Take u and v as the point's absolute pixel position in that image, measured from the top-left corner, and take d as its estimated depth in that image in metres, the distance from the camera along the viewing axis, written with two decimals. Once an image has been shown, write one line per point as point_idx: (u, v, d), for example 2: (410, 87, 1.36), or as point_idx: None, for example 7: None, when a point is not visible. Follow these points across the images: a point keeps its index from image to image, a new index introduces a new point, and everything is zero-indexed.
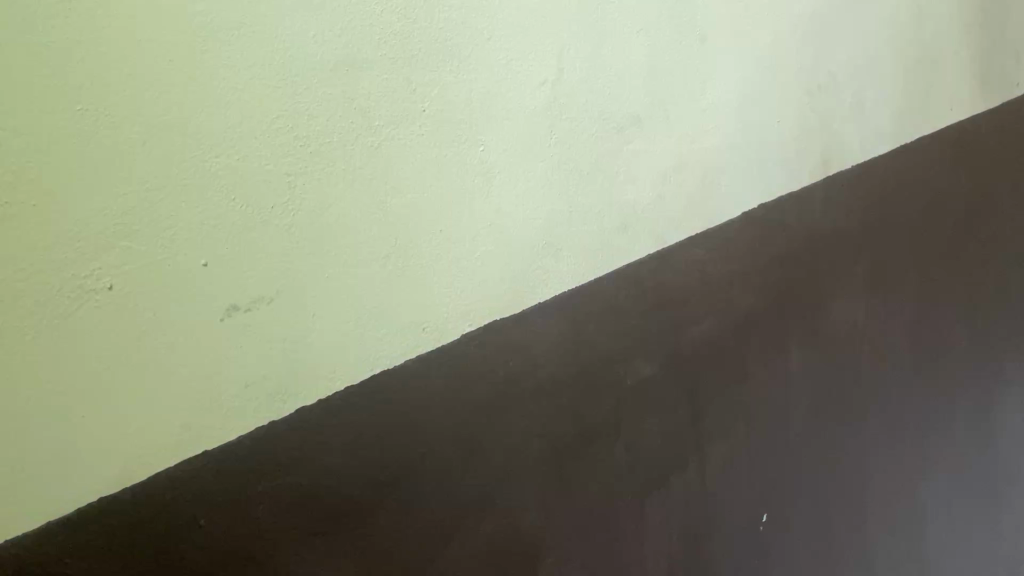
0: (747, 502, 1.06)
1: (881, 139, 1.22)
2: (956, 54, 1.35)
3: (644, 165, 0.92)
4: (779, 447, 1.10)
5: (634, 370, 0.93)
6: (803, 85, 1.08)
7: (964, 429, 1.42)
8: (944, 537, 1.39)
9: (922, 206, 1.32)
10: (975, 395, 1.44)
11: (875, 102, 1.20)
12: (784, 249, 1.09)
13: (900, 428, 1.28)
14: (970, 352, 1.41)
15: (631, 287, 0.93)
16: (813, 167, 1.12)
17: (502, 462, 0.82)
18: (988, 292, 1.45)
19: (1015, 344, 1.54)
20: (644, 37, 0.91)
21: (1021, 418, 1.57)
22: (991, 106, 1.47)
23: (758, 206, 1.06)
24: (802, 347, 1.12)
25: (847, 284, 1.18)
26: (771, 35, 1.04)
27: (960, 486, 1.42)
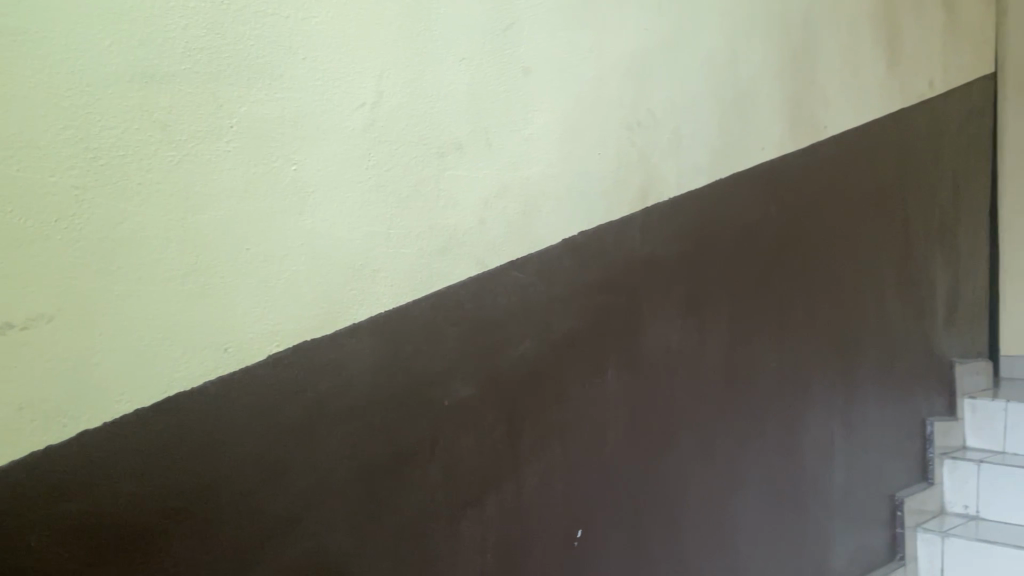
0: (567, 519, 1.09)
1: (698, 174, 1.31)
2: (770, 98, 1.46)
3: (465, 190, 0.94)
4: (595, 463, 1.13)
5: (451, 391, 0.95)
6: (623, 120, 1.16)
7: (775, 446, 1.50)
8: (758, 551, 1.46)
9: (736, 237, 1.41)
10: (787, 415, 1.54)
11: (692, 138, 1.28)
12: (600, 274, 1.14)
13: (712, 446, 1.35)
14: (777, 374, 1.51)
15: (450, 310, 0.94)
16: (633, 197, 1.18)
17: (307, 485, 0.81)
18: (797, 319, 1.57)
19: (823, 367, 1.65)
20: (465, 66, 0.94)
21: (829, 436, 1.67)
22: (805, 147, 1.60)
23: (580, 233, 1.10)
24: (620, 369, 1.17)
25: (662, 308, 1.25)
26: (593, 74, 1.10)
27: (770, 500, 1.49)
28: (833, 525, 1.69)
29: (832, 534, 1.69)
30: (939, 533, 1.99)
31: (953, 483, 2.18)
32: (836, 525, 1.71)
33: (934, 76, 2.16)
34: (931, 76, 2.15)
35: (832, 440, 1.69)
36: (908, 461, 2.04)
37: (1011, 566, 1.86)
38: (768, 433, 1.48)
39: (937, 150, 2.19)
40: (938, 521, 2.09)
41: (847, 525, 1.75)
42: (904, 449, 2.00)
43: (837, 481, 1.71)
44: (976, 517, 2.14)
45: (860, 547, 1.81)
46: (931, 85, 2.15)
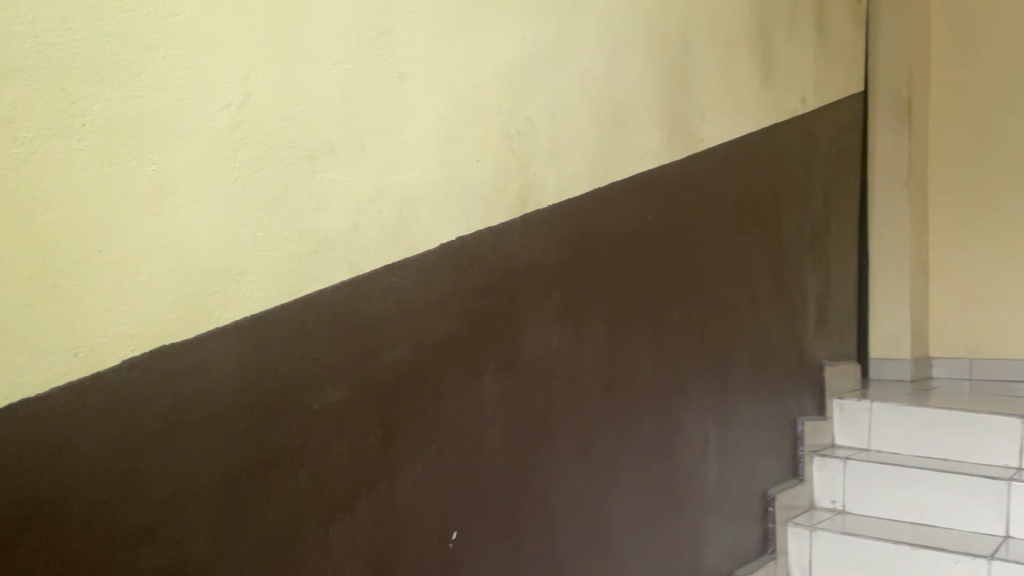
0: (442, 521, 1.09)
1: (577, 180, 1.34)
2: (647, 110, 1.52)
3: (338, 193, 0.94)
4: (471, 465, 1.14)
5: (322, 396, 0.94)
6: (502, 128, 1.18)
7: (650, 446, 1.56)
8: (634, 549, 1.51)
9: (614, 243, 1.46)
10: (661, 416, 1.60)
11: (571, 146, 1.32)
12: (479, 278, 1.15)
13: (588, 446, 1.39)
14: (652, 377, 1.57)
15: (322, 314, 0.93)
16: (512, 203, 1.21)
17: (165, 493, 0.79)
18: (672, 324, 1.65)
19: (695, 368, 1.73)
20: (338, 70, 0.93)
21: (701, 434, 1.75)
22: (682, 158, 1.67)
23: (458, 239, 1.11)
24: (497, 373, 1.19)
25: (540, 313, 1.28)
26: (471, 81, 1.12)
27: (646, 497, 1.55)
28: (707, 522, 1.77)
29: (705, 528, 1.76)
30: (808, 527, 2.10)
31: (821, 480, 2.30)
32: (710, 521, 1.78)
33: (805, 94, 2.29)
34: (803, 94, 2.27)
35: (705, 438, 1.77)
36: (778, 458, 2.15)
37: (877, 555, 1.98)
38: (643, 433, 1.54)
39: (807, 163, 2.33)
40: (807, 515, 2.20)
41: (720, 521, 1.82)
42: (773, 448, 2.11)
43: (710, 479, 1.78)
44: (842, 511, 2.26)
45: (733, 542, 1.89)
46: (803, 102, 2.27)
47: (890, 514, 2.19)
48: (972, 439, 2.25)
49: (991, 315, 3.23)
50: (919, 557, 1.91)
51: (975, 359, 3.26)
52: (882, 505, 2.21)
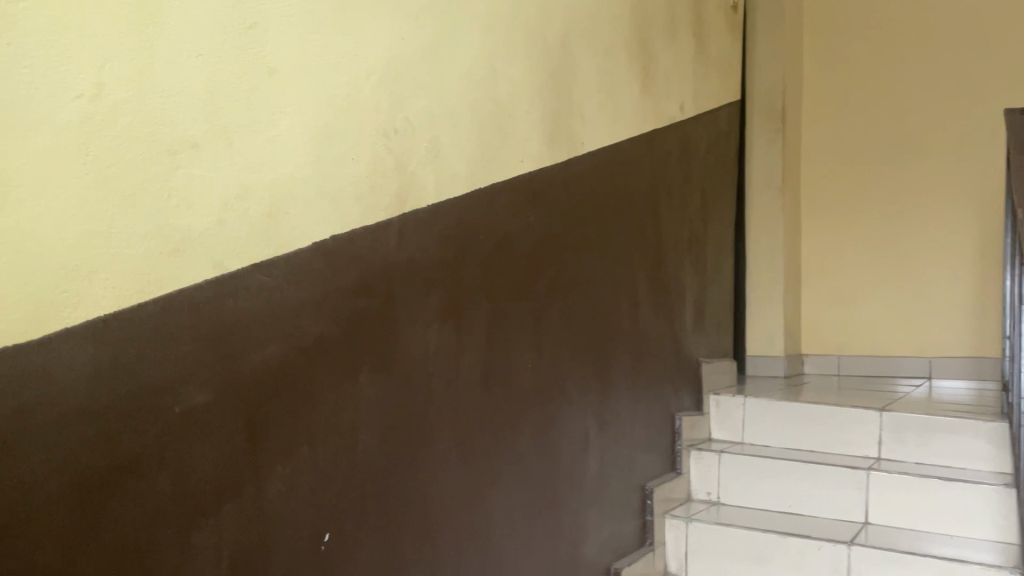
0: (314, 523, 1.08)
1: (457, 181, 1.35)
2: (527, 113, 1.55)
3: (200, 189, 0.92)
4: (344, 466, 1.13)
5: (183, 398, 0.91)
6: (379, 127, 1.17)
7: (530, 443, 1.59)
8: (513, 544, 1.53)
9: (494, 243, 1.48)
10: (542, 414, 1.63)
11: (450, 147, 1.33)
12: (355, 277, 1.14)
13: (468, 444, 1.40)
14: (533, 375, 1.60)
15: (183, 313, 0.91)
16: (390, 203, 1.20)
17: (7, 502, 0.75)
18: (552, 324, 1.68)
19: (576, 367, 1.77)
20: (202, 62, 0.91)
21: (581, 431, 1.79)
22: (563, 161, 1.70)
23: (332, 237, 1.10)
24: (373, 373, 1.18)
25: (418, 313, 1.28)
26: (346, 78, 1.11)
27: (525, 493, 1.57)
28: (587, 515, 1.81)
29: (584, 523, 1.80)
30: (684, 518, 2.17)
31: (698, 473, 2.39)
32: (590, 515, 1.82)
33: (684, 102, 2.38)
34: (682, 101, 2.36)
35: (585, 435, 1.81)
36: (656, 452, 2.23)
37: (747, 544, 2.07)
38: (524, 431, 1.57)
39: (685, 167, 2.42)
40: (684, 507, 2.28)
41: (600, 514, 1.87)
42: (651, 442, 2.19)
43: (590, 474, 1.83)
44: (717, 502, 2.35)
45: (613, 534, 1.94)
46: (681, 108, 2.36)
47: (761, 504, 2.30)
48: (835, 431, 2.39)
49: (856, 314, 3.44)
50: (786, 544, 2.01)
51: (843, 355, 3.46)
52: (754, 496, 2.31)
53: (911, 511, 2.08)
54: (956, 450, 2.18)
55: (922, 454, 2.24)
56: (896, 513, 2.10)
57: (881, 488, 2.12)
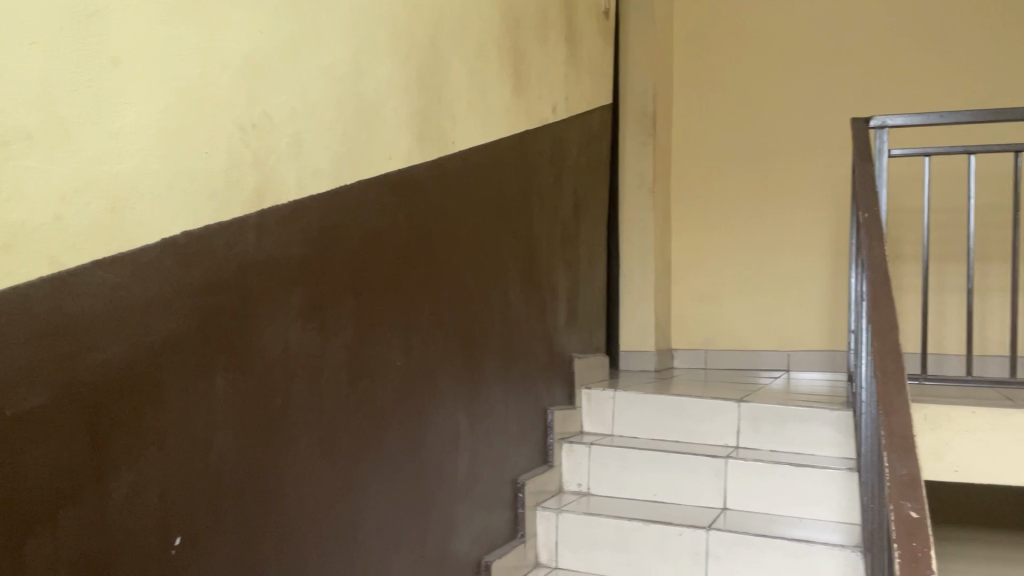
0: (163, 528, 1.05)
1: (321, 178, 1.34)
2: (395, 111, 1.55)
3: (34, 182, 0.87)
4: (197, 468, 1.10)
5: (18, 401, 0.87)
6: (235, 121, 1.15)
7: (397, 441, 1.59)
8: (380, 542, 1.53)
9: (359, 241, 1.47)
10: (409, 412, 1.63)
11: (312, 142, 1.31)
12: (208, 275, 1.12)
13: (331, 443, 1.39)
14: (401, 373, 1.61)
15: (18, 312, 0.86)
16: (247, 199, 1.18)
17: None
18: (422, 322, 1.69)
19: (446, 364, 1.79)
20: (36, 50, 0.87)
21: (450, 428, 1.80)
22: (432, 160, 1.71)
23: (181, 234, 1.07)
24: (228, 373, 1.16)
25: (278, 311, 1.26)
26: (198, 69, 1.08)
27: (391, 492, 1.57)
28: (458, 511, 1.83)
29: (453, 520, 1.81)
30: (554, 510, 2.22)
31: (569, 465, 2.45)
32: (460, 510, 1.85)
33: (556, 103, 2.44)
34: (554, 103, 2.42)
35: (455, 433, 1.83)
36: (527, 446, 2.27)
37: (614, 532, 2.14)
38: (392, 430, 1.57)
39: (557, 167, 2.48)
40: (555, 499, 2.34)
41: (471, 509, 1.90)
42: (523, 437, 2.23)
43: (461, 469, 1.85)
44: (587, 492, 2.42)
45: (484, 528, 1.97)
46: (553, 110, 2.41)
47: (628, 493, 2.38)
48: (698, 422, 2.50)
49: (721, 310, 3.61)
50: (650, 531, 2.09)
51: (709, 349, 3.63)
52: (621, 486, 2.39)
53: (765, 496, 2.20)
54: (805, 438, 2.33)
55: (775, 442, 2.37)
56: (751, 498, 2.22)
57: (738, 475, 2.23)
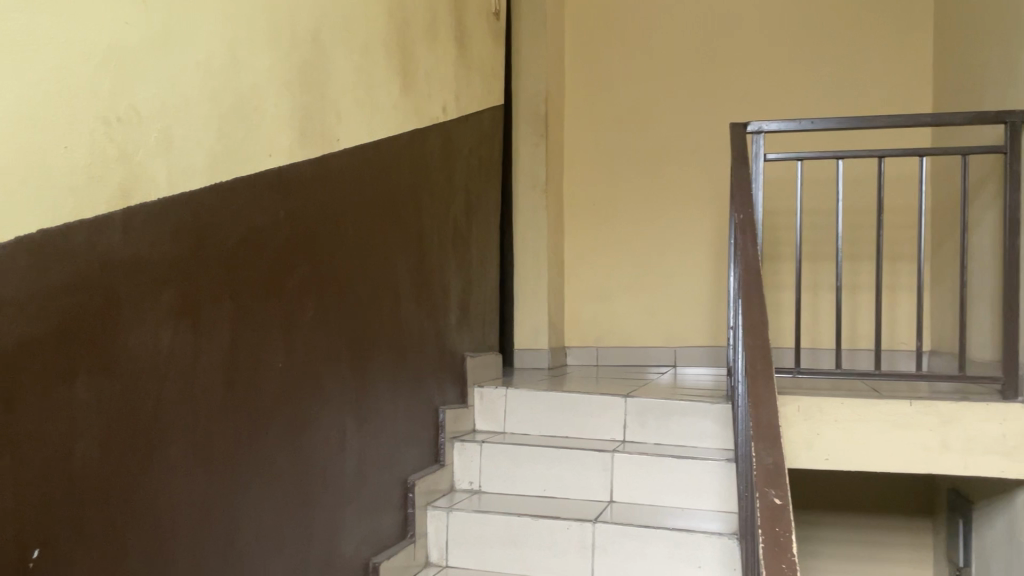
0: (19, 538, 0.99)
1: (194, 175, 1.31)
2: (276, 108, 1.53)
3: None
4: (57, 476, 1.05)
5: None
6: (98, 114, 1.10)
7: (278, 443, 1.56)
8: (259, 547, 1.50)
9: (236, 239, 1.44)
10: (291, 413, 1.60)
11: (185, 138, 1.28)
12: (69, 274, 1.07)
13: (206, 447, 1.35)
14: (282, 374, 1.58)
15: None
16: (112, 196, 1.13)
17: None
18: (304, 321, 1.66)
19: (330, 365, 1.76)
20: None
21: (335, 429, 1.78)
22: (316, 157, 1.69)
23: (39, 232, 1.02)
24: (90, 375, 1.11)
25: (147, 312, 1.22)
26: (56, 60, 1.03)
27: (271, 495, 1.54)
28: (343, 514, 1.81)
29: (338, 523, 1.78)
30: (445, 509, 2.22)
31: (460, 464, 2.46)
32: (347, 512, 1.83)
33: (446, 102, 2.44)
34: (444, 103, 2.42)
35: (341, 434, 1.81)
36: (418, 445, 2.27)
37: (503, 529, 2.16)
38: (272, 432, 1.54)
39: (448, 166, 2.48)
40: (446, 498, 2.34)
41: (357, 511, 1.88)
42: (412, 436, 2.23)
43: (347, 471, 1.83)
44: (478, 490, 2.43)
45: (371, 530, 1.95)
46: (443, 110, 2.42)
47: (518, 489, 2.40)
48: (587, 418, 2.55)
49: (612, 308, 3.70)
50: (538, 526, 2.12)
51: (601, 347, 3.71)
52: (511, 483, 2.41)
53: (650, 488, 2.27)
54: (688, 431, 2.42)
55: (660, 436, 2.45)
56: (637, 490, 2.29)
57: (624, 468, 2.30)
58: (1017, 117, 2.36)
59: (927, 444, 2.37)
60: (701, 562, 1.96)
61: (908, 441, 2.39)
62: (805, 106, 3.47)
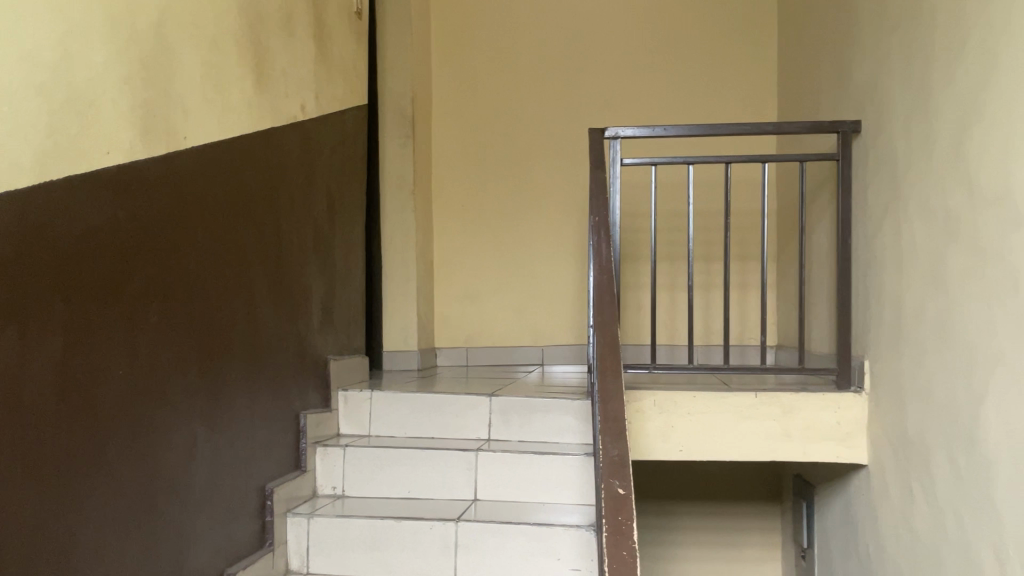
0: None
1: (21, 173, 1.23)
2: (114, 103, 1.46)
3: None
4: None
5: None
6: None
7: (119, 453, 1.49)
8: (99, 562, 1.43)
9: (70, 240, 1.37)
10: (134, 421, 1.54)
11: (11, 134, 1.20)
12: None
13: (37, 460, 1.28)
14: (125, 381, 1.51)
15: None
16: None
17: None
18: (148, 325, 1.60)
19: (178, 371, 1.70)
20: None
21: (183, 436, 1.72)
22: (159, 154, 1.63)
23: None
24: None
25: None
26: None
27: (112, 507, 1.47)
28: (193, 524, 1.75)
29: (187, 534, 1.73)
30: (306, 515, 2.18)
31: (322, 469, 2.41)
32: (197, 523, 1.77)
33: (305, 100, 2.41)
34: (302, 101, 2.38)
35: (190, 442, 1.75)
36: (276, 451, 2.22)
37: (366, 532, 2.14)
38: (112, 442, 1.47)
39: (308, 166, 2.44)
40: (308, 503, 2.29)
41: (209, 520, 1.82)
42: (270, 442, 2.17)
43: (198, 480, 1.77)
44: (342, 495, 2.39)
45: (225, 540, 1.89)
46: (302, 108, 2.38)
47: (382, 492, 2.38)
48: (453, 417, 2.56)
49: (481, 309, 3.74)
50: (400, 528, 2.12)
51: (470, 347, 3.73)
52: (375, 486, 2.38)
53: (513, 484, 2.31)
54: (550, 427, 2.48)
55: (524, 433, 2.50)
56: (499, 488, 2.32)
57: (487, 466, 2.32)
58: (847, 127, 2.56)
59: (772, 432, 2.52)
60: (560, 554, 2.02)
61: (754, 430, 2.54)
62: (662, 113, 3.62)
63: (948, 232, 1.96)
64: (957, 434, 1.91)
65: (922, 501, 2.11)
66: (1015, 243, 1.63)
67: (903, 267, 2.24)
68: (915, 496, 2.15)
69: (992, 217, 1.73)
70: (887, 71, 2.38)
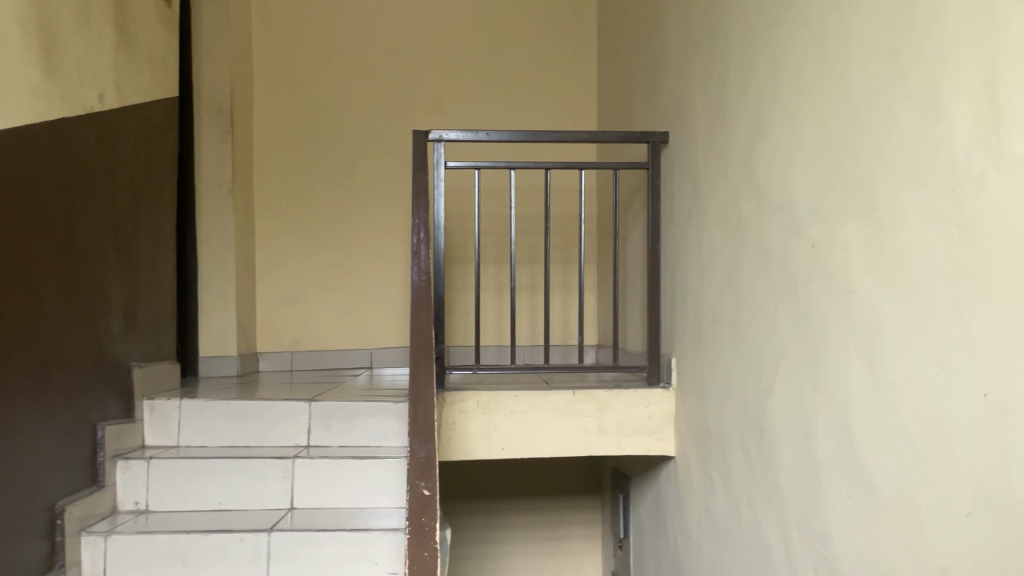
0: None
1: None
2: None
3: None
4: None
5: None
6: None
7: None
8: None
9: None
10: None
11: None
12: None
13: None
14: None
15: None
16: None
17: None
18: None
19: None
20: None
21: None
22: None
23: None
24: None
25: None
26: None
27: None
28: None
29: None
30: (102, 534, 2.03)
31: (123, 483, 2.26)
32: None
33: (105, 91, 2.26)
34: (101, 90, 2.23)
35: None
36: (68, 468, 2.05)
37: (170, 548, 2.02)
38: None
39: (108, 160, 2.29)
40: (106, 521, 2.14)
41: None
42: (60, 457, 2.01)
43: None
44: (145, 510, 2.25)
45: (6, 565, 1.73)
46: (101, 99, 2.23)
47: (189, 505, 2.26)
48: (269, 424, 2.48)
49: (305, 312, 3.64)
50: (208, 542, 2.02)
51: (294, 351, 3.63)
52: (183, 499, 2.26)
53: (331, 490, 2.26)
54: (371, 431, 2.45)
55: (344, 438, 2.45)
56: (317, 495, 2.26)
57: (304, 473, 2.26)
58: (656, 138, 2.71)
59: (587, 429, 2.62)
60: (377, 559, 2.01)
61: (571, 427, 2.62)
62: (486, 118, 3.69)
63: (741, 237, 2.11)
64: (749, 424, 2.06)
65: (720, 488, 2.26)
66: (795, 247, 1.78)
67: (703, 269, 2.40)
68: (714, 484, 2.30)
69: (777, 224, 1.88)
70: (689, 86, 2.54)
